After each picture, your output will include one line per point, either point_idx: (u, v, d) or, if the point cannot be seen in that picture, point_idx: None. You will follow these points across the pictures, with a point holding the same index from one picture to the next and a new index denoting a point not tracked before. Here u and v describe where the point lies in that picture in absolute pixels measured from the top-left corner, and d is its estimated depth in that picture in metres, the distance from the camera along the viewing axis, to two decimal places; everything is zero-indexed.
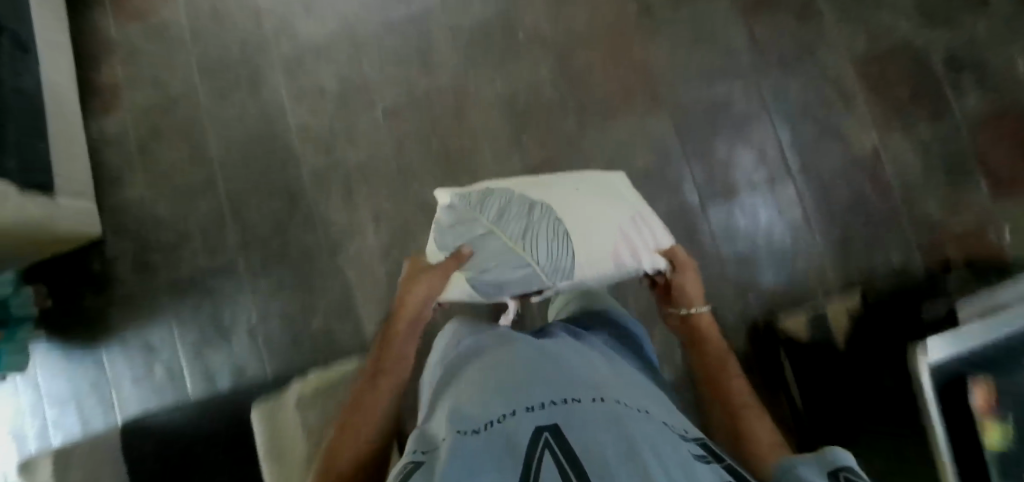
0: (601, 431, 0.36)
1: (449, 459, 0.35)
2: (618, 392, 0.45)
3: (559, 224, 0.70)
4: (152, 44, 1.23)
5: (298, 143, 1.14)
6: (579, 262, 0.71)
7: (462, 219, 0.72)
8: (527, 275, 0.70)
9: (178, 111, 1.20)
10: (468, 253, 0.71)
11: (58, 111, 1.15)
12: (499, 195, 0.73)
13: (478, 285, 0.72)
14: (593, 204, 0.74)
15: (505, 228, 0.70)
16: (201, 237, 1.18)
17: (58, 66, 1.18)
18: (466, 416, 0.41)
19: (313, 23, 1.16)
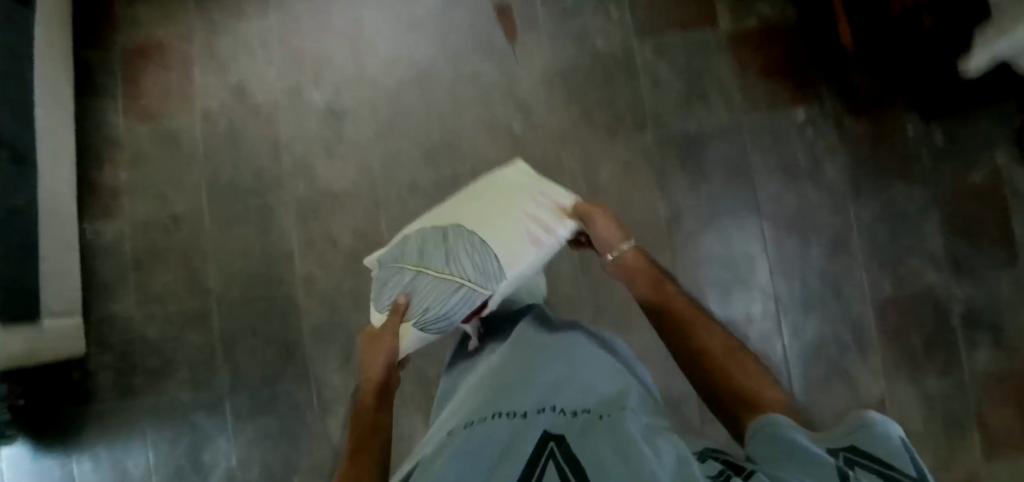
0: (596, 435, 0.43)
1: (466, 443, 0.45)
2: (628, 392, 0.52)
3: (473, 235, 0.58)
4: (161, 153, 1.16)
5: (302, 292, 1.11)
6: (506, 262, 0.57)
7: (385, 279, 0.62)
8: (463, 299, 0.57)
9: (180, 233, 1.14)
10: (398, 307, 0.59)
11: (51, 222, 1.07)
12: (409, 237, 0.63)
13: (428, 330, 0.60)
14: (508, 204, 0.61)
15: (421, 264, 0.59)
16: (190, 368, 1.13)
17: (57, 168, 1.11)
18: (481, 409, 0.50)
19: (334, 168, 1.12)
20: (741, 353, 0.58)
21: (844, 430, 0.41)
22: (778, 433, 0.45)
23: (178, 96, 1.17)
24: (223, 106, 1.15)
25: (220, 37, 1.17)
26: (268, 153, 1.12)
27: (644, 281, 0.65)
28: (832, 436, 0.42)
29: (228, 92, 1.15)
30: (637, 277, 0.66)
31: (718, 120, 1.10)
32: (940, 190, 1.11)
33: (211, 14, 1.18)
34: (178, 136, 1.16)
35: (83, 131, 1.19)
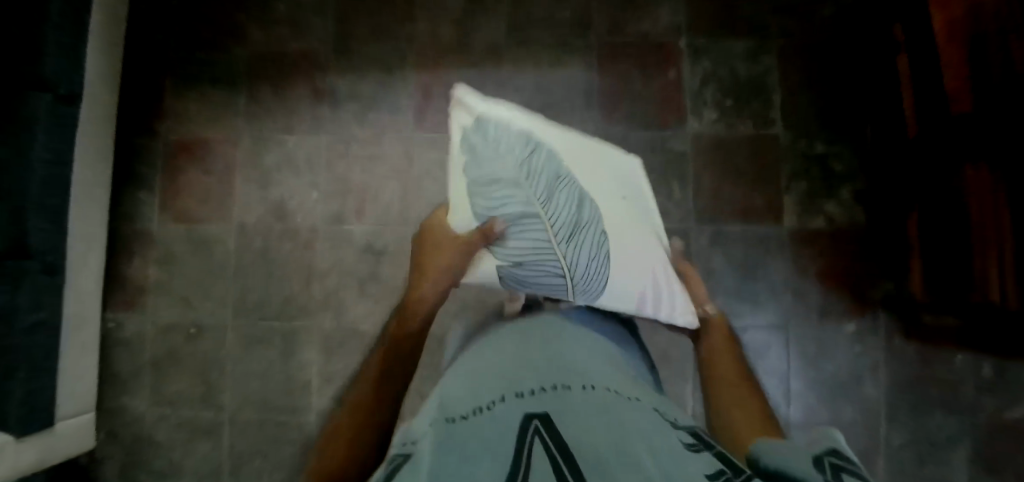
0: (585, 418, 0.39)
1: (445, 436, 0.38)
2: (605, 378, 0.51)
3: (601, 233, 0.78)
4: (193, 256, 1.14)
5: (312, 427, 1.08)
6: (609, 271, 0.78)
7: (509, 179, 0.74)
8: (553, 273, 0.75)
9: (201, 341, 1.12)
10: (504, 226, 0.74)
11: (76, 320, 1.06)
12: (544, 151, 0.78)
13: (505, 273, 0.77)
14: (631, 215, 0.84)
15: (551, 213, 0.75)
16: (194, 477, 1.11)
17: (88, 264, 1.08)
18: (455, 405, 0.45)
19: (363, 307, 1.09)
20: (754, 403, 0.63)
21: (830, 448, 0.40)
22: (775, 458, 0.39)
23: (218, 199, 1.15)
24: (261, 222, 1.12)
25: (267, 145, 1.15)
26: (298, 276, 1.10)
27: (722, 344, 0.80)
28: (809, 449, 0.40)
29: (269, 208, 1.13)
30: (715, 340, 0.82)
31: (760, 320, 1.08)
32: (976, 429, 1.05)
33: (263, 123, 1.16)
34: (212, 240, 1.13)
35: (118, 217, 1.17)
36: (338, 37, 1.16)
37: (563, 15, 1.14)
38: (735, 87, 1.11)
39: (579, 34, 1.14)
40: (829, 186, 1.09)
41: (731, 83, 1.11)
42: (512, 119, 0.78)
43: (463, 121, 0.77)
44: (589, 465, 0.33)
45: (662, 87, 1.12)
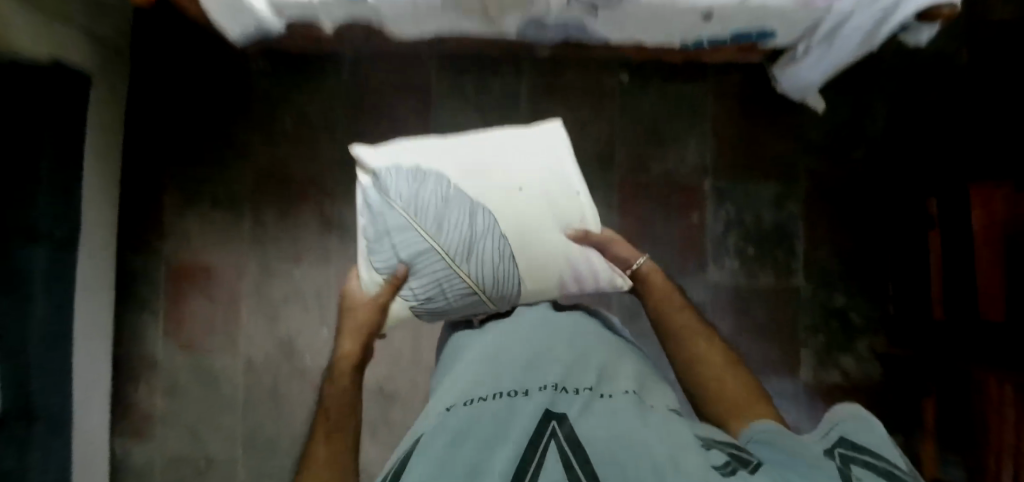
0: (596, 415, 0.52)
1: (478, 420, 0.53)
2: (627, 379, 0.63)
3: (501, 243, 0.82)
4: (200, 389, 1.12)
5: None
6: (522, 279, 0.84)
7: (397, 227, 0.82)
8: (470, 301, 0.83)
9: (212, 477, 1.12)
10: (404, 266, 0.83)
11: (85, 466, 1.03)
12: (431, 180, 0.83)
13: (422, 308, 0.86)
14: (534, 202, 0.84)
15: (445, 241, 0.81)
16: None
17: (94, 405, 1.05)
18: (487, 387, 0.61)
19: (376, 450, 1.10)
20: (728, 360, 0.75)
21: (843, 431, 0.51)
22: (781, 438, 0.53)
23: (224, 332, 1.12)
24: (269, 358, 1.11)
25: (273, 278, 1.11)
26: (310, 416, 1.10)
27: (668, 296, 0.86)
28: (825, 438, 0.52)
29: (277, 344, 1.11)
30: (653, 291, 0.88)
31: None
32: None
33: (269, 253, 1.11)
34: (219, 373, 1.12)
35: (121, 346, 1.14)
36: (347, 163, 1.10)
37: (585, 148, 1.09)
38: (759, 235, 1.08)
39: (600, 170, 1.09)
40: (847, 336, 1.08)
41: (755, 232, 1.08)
42: (400, 160, 0.85)
43: (363, 183, 0.85)
44: (593, 452, 0.45)
45: (684, 231, 1.08)
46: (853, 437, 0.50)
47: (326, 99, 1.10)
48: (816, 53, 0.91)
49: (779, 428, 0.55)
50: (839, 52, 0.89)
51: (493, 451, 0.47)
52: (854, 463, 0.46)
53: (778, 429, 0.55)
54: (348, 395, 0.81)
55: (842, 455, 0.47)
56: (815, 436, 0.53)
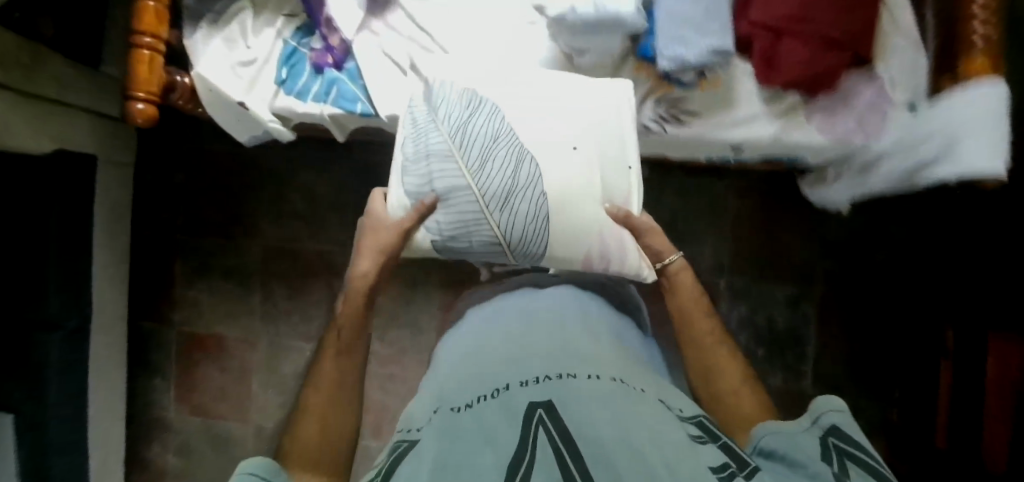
0: (579, 404, 0.41)
1: (446, 433, 0.41)
2: (610, 359, 0.52)
3: (543, 200, 0.68)
4: (211, 451, 1.13)
5: None
6: (549, 250, 0.69)
7: (437, 152, 0.70)
8: (492, 251, 0.70)
9: None
10: (433, 198, 0.70)
11: None
12: (485, 109, 0.71)
13: (441, 247, 0.72)
14: (585, 165, 0.70)
15: (482, 179, 0.67)
16: None
17: (109, 465, 1.07)
18: (460, 391, 0.48)
19: None
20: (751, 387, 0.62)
21: (833, 423, 0.47)
22: (774, 438, 0.47)
23: (234, 400, 1.12)
24: (278, 426, 1.10)
25: (284, 353, 1.11)
26: None
27: (690, 306, 0.70)
28: (813, 427, 0.48)
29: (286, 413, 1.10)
30: (683, 296, 0.72)
31: None
32: None
33: (279, 325, 1.11)
34: (231, 439, 1.12)
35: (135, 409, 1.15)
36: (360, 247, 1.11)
37: None
38: (771, 336, 1.08)
39: None
40: None
41: (768, 333, 1.08)
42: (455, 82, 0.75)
43: (421, 94, 0.76)
44: (589, 453, 0.35)
45: None
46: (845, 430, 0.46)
47: (338, 180, 1.09)
48: (849, 182, 0.89)
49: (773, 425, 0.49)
50: (871, 187, 0.86)
51: (472, 462, 0.36)
52: (851, 465, 0.42)
53: (772, 430, 0.48)
54: (358, 339, 0.67)
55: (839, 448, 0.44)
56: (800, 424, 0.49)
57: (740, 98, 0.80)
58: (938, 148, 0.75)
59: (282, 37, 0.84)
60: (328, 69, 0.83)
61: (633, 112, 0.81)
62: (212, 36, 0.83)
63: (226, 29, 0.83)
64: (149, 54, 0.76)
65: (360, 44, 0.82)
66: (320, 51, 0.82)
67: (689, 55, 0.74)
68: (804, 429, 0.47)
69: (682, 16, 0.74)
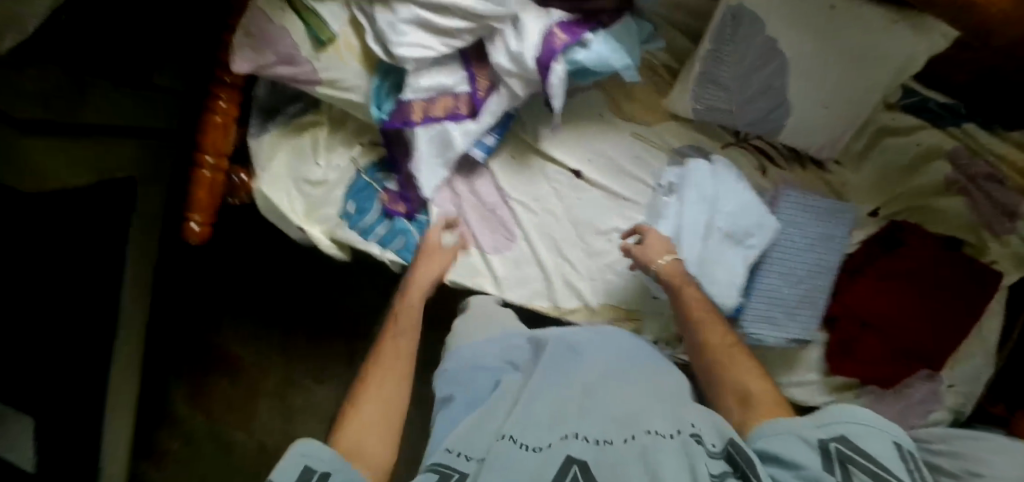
0: (629, 466, 0.45)
1: (494, 467, 0.47)
2: (661, 414, 0.52)
3: (781, 97, 0.66)
4: (212, 454, 1.10)
5: None
6: (789, 121, 0.68)
7: (713, 54, 0.65)
8: (749, 111, 0.68)
9: None
10: (708, 78, 0.67)
11: None
12: (744, 22, 0.62)
13: (698, 111, 0.71)
14: (835, 82, 0.63)
15: (742, 86, 0.66)
16: None
17: (117, 456, 1.03)
18: (528, 426, 0.53)
19: None
20: (739, 351, 0.60)
21: (842, 432, 0.45)
22: (778, 440, 0.48)
23: (242, 412, 1.10)
24: (280, 449, 1.08)
25: (297, 386, 1.08)
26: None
27: (684, 291, 0.65)
28: (816, 429, 0.47)
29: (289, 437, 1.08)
30: (679, 288, 0.65)
31: None
32: None
33: (296, 355, 1.08)
34: (232, 446, 1.09)
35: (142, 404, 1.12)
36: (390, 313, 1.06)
37: None
38: None
39: None
40: None
41: None
42: None
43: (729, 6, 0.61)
44: None
45: None
46: (854, 439, 0.44)
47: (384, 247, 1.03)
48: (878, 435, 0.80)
49: (787, 429, 0.48)
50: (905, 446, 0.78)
51: None
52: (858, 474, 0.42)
53: (775, 437, 0.48)
54: (402, 361, 0.64)
55: (838, 452, 0.44)
56: (806, 423, 0.48)
57: (800, 361, 0.80)
58: (959, 469, 0.68)
59: (356, 165, 0.78)
60: (399, 216, 0.78)
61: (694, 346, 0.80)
62: (280, 143, 0.77)
63: (297, 140, 0.77)
64: (210, 175, 0.71)
65: (440, 203, 0.77)
66: (395, 195, 0.78)
67: (772, 337, 0.73)
68: (814, 438, 0.46)
69: (778, 297, 0.72)
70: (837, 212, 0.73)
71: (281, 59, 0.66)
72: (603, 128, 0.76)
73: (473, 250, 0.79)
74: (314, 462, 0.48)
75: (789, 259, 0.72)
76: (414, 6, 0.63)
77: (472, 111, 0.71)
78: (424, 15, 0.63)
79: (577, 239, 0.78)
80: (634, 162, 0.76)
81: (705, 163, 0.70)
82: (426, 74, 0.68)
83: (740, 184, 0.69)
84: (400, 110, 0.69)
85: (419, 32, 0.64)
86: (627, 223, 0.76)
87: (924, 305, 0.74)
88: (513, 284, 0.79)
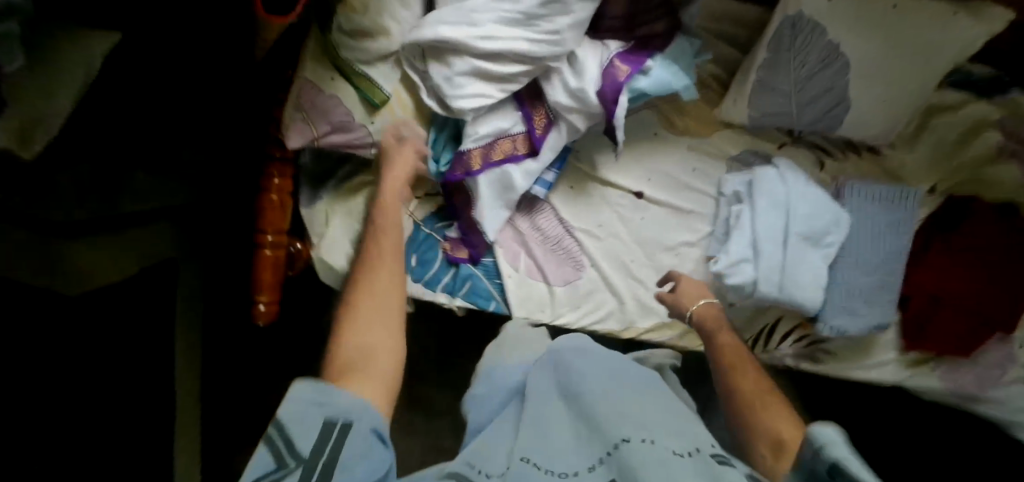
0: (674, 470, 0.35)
1: None
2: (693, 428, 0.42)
3: (840, 97, 0.67)
4: None
5: None
6: (847, 118, 0.69)
7: (769, 63, 0.67)
8: (807, 113, 0.70)
9: None
10: (765, 86, 0.68)
11: None
12: (805, 30, 0.63)
13: (755, 119, 0.72)
14: (895, 79, 0.65)
15: (800, 89, 0.67)
16: None
17: None
18: (549, 447, 0.42)
19: None
20: (774, 401, 0.53)
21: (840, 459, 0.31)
22: None
23: None
24: None
25: None
26: None
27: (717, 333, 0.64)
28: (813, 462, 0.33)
29: None
30: (713, 329, 0.64)
31: None
32: None
33: None
34: None
35: None
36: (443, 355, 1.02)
37: None
38: None
39: None
40: None
41: None
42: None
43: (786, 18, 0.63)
44: None
45: None
46: (851, 467, 0.30)
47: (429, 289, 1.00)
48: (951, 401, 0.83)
49: None
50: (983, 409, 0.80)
51: None
52: None
53: None
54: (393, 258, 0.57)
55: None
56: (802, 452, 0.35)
57: (878, 343, 0.80)
58: None
59: (414, 218, 0.77)
60: (463, 262, 0.76)
61: (773, 345, 0.81)
62: (333, 208, 0.74)
63: (348, 202, 0.74)
64: (272, 253, 0.67)
65: (503, 242, 0.77)
66: (457, 241, 0.77)
67: (853, 327, 0.72)
68: None
69: (857, 287, 0.72)
70: (901, 196, 0.74)
71: (335, 127, 0.63)
72: (660, 147, 0.77)
73: (541, 285, 0.77)
74: (335, 412, 0.38)
75: (860, 248, 0.72)
76: (469, 58, 0.61)
77: (531, 149, 0.70)
78: (481, 65, 0.62)
79: (645, 259, 0.77)
80: (693, 175, 0.77)
81: (772, 170, 0.72)
82: (483, 121, 0.67)
83: (810, 187, 0.71)
84: (460, 161, 0.68)
85: (476, 82, 0.63)
86: (694, 235, 0.77)
87: (997, 274, 0.74)
88: (587, 312, 0.77)
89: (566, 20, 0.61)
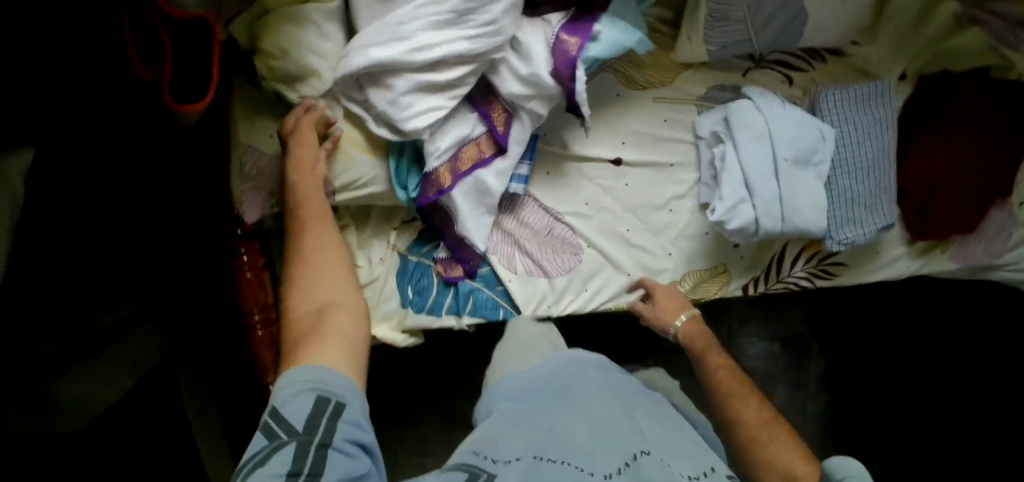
0: None
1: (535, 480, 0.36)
2: (696, 454, 0.44)
3: (795, 9, 0.67)
4: None
5: None
6: (806, 27, 0.69)
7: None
8: (767, 33, 0.69)
9: None
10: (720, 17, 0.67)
11: None
12: None
13: (717, 53, 0.70)
14: None
15: (754, 11, 0.67)
16: None
17: None
18: (567, 446, 0.42)
19: None
20: (780, 429, 0.52)
21: None
22: None
23: None
24: None
25: None
26: None
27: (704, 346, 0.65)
28: None
29: None
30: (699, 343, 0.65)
31: None
32: None
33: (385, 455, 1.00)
34: None
35: None
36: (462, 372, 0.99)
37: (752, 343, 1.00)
38: None
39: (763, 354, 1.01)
40: None
41: None
42: None
43: None
44: None
45: None
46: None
47: None
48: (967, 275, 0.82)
49: None
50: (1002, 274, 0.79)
51: None
52: None
53: None
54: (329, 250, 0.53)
55: None
56: None
57: (883, 241, 0.79)
58: None
59: (398, 249, 0.73)
60: (461, 280, 0.72)
61: (787, 271, 0.78)
62: None
63: None
64: (264, 332, 0.61)
65: (495, 249, 0.73)
66: (448, 261, 0.72)
67: (860, 236, 0.71)
68: None
69: (854, 194, 0.70)
70: (878, 93, 0.72)
71: None
72: (626, 108, 0.73)
73: (541, 280, 0.73)
74: (329, 391, 0.39)
75: (852, 154, 0.70)
76: (409, 74, 0.57)
77: (498, 148, 0.66)
78: (423, 78, 0.57)
79: (640, 224, 0.74)
80: (665, 126, 0.74)
81: (746, 102, 0.70)
82: (441, 134, 0.62)
83: (790, 110, 0.69)
84: (430, 182, 0.63)
85: (425, 94, 0.58)
86: (684, 187, 0.74)
87: (986, 142, 0.72)
88: (596, 293, 0.73)
89: (498, 6, 0.56)
